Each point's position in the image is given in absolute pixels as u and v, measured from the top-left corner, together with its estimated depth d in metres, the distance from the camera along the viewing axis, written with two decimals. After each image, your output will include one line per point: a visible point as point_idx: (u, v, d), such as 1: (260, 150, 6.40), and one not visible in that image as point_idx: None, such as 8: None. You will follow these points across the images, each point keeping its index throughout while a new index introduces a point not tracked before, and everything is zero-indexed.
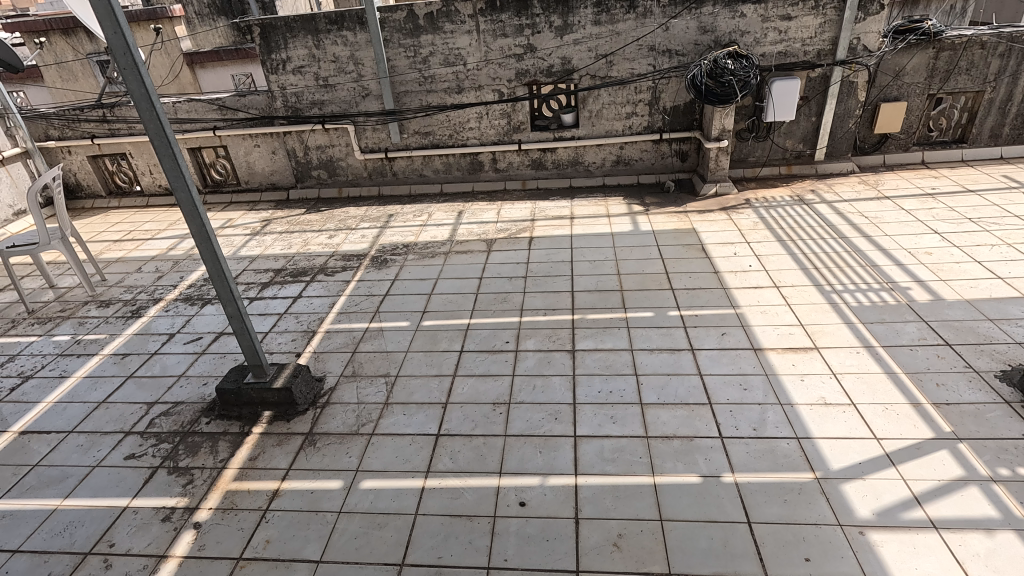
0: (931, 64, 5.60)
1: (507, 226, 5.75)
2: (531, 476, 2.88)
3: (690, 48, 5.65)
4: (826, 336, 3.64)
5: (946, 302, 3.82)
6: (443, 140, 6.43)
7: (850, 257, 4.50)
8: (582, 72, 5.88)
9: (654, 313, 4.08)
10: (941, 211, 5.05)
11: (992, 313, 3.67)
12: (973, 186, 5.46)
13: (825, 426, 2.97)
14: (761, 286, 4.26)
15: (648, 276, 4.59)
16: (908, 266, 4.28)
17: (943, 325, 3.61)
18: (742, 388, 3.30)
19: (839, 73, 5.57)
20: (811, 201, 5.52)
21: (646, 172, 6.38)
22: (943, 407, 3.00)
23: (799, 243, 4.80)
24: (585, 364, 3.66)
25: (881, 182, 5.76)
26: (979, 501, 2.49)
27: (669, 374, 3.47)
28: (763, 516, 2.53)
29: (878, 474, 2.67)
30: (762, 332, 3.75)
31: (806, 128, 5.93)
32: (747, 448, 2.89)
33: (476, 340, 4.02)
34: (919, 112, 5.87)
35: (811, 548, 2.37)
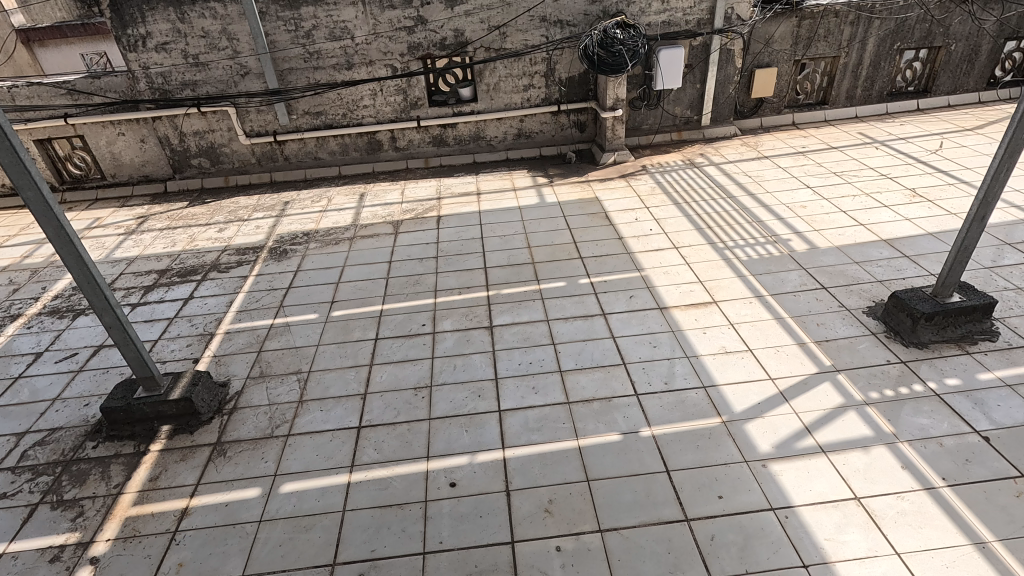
0: (795, 32, 6.05)
1: (413, 206, 5.60)
2: (459, 456, 2.87)
3: (580, 18, 5.71)
4: (723, 290, 3.91)
5: (821, 250, 4.23)
6: (337, 119, 6.09)
7: (738, 215, 4.84)
8: (476, 45, 5.77)
9: (566, 283, 4.17)
10: (811, 167, 5.55)
11: (858, 257, 4.12)
12: (835, 143, 6.06)
13: (727, 372, 3.21)
14: (662, 248, 4.48)
15: (557, 246, 4.67)
16: (787, 219, 4.69)
17: (819, 271, 4.00)
18: (652, 345, 3.48)
19: (717, 41, 5.89)
20: (701, 164, 5.86)
21: (547, 144, 6.46)
22: (823, 344, 3.35)
23: (693, 204, 5.09)
24: (503, 339, 3.68)
25: (760, 143, 6.23)
26: (856, 423, 2.83)
27: (584, 341, 3.58)
28: (680, 463, 2.70)
29: (774, 411, 2.94)
30: (666, 291, 3.96)
31: (692, 94, 6.25)
32: (661, 401, 3.07)
33: (391, 326, 3.91)
34: (788, 77, 6.37)
35: (723, 486, 2.58)
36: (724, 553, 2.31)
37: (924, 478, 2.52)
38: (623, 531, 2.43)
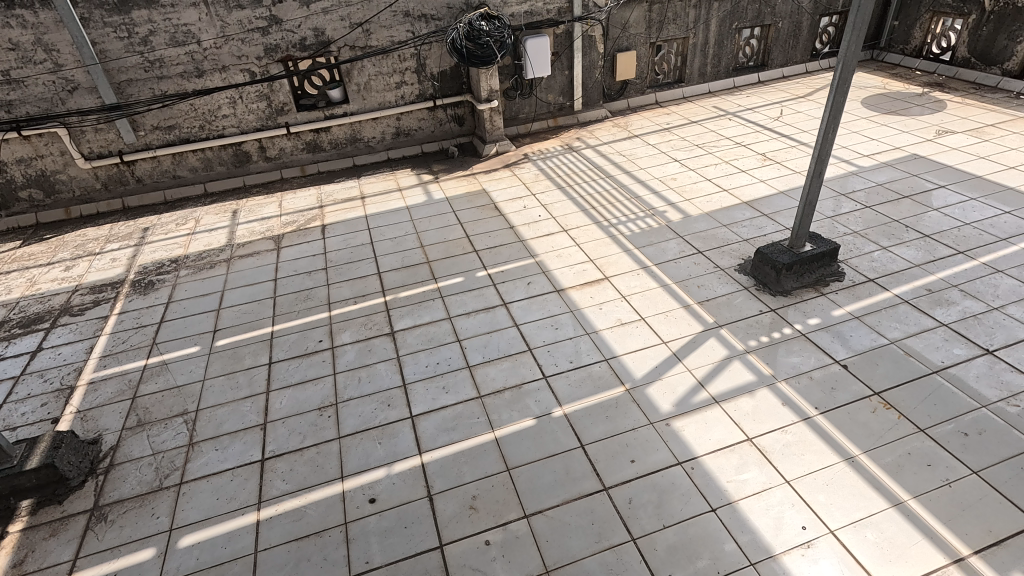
0: (647, 17, 6.43)
1: (294, 218, 5.28)
2: (375, 470, 2.77)
3: (444, 11, 5.66)
4: (613, 266, 4.10)
5: (693, 217, 4.57)
6: (193, 133, 5.57)
7: (617, 193, 5.09)
8: (339, 44, 5.53)
9: (464, 278, 4.16)
10: (676, 142, 5.98)
11: (725, 220, 4.50)
12: (694, 118, 6.56)
13: (625, 342, 3.38)
14: (552, 232, 4.61)
15: (450, 242, 4.64)
16: (661, 193, 5.01)
17: (694, 237, 4.32)
18: (554, 328, 3.57)
19: (578, 28, 6.13)
20: (579, 148, 6.10)
21: (428, 140, 6.37)
22: (705, 304, 3.63)
23: (576, 187, 5.28)
24: (406, 343, 3.60)
25: (630, 123, 6.59)
26: (740, 371, 3.10)
27: (489, 333, 3.59)
28: (592, 436, 2.81)
29: (671, 372, 3.14)
30: (560, 273, 4.08)
31: (562, 81, 6.46)
32: (568, 379, 3.16)
33: (285, 347, 3.67)
34: (646, 59, 6.77)
35: (634, 450, 2.72)
36: (642, 513, 2.44)
37: (800, 411, 2.82)
38: (548, 512, 2.49)
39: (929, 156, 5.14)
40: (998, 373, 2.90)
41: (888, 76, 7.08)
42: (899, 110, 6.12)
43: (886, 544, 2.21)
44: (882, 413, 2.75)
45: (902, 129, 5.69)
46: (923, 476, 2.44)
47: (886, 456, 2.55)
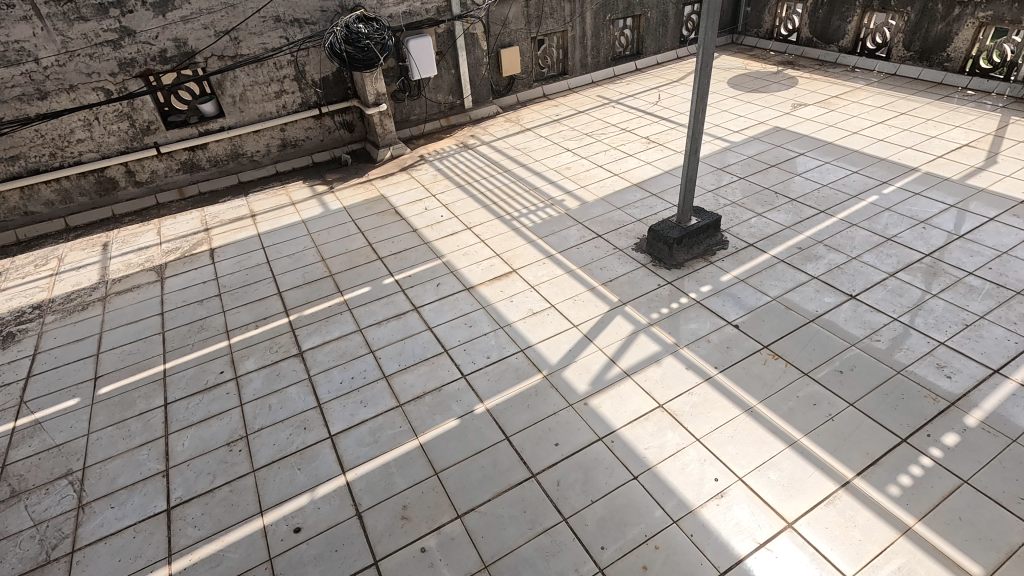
0: (525, 12, 6.56)
1: (177, 244, 4.88)
2: (297, 498, 2.65)
3: (318, 15, 5.44)
4: (518, 258, 4.17)
5: (590, 203, 4.76)
6: (44, 162, 4.97)
7: (516, 186, 5.18)
8: (205, 54, 5.16)
9: (371, 287, 4.05)
10: (566, 132, 6.18)
11: (619, 203, 4.72)
12: (581, 108, 6.81)
13: (537, 331, 3.46)
14: (456, 231, 4.60)
15: (353, 252, 4.50)
16: (558, 182, 5.16)
17: (592, 222, 4.49)
18: (467, 326, 3.57)
19: (459, 26, 6.14)
20: (474, 145, 6.13)
21: (318, 149, 6.13)
22: (609, 284, 3.79)
23: (475, 184, 5.31)
24: (317, 361, 3.45)
25: (521, 117, 6.72)
26: (647, 343, 3.27)
27: (402, 339, 3.53)
28: (516, 427, 2.85)
29: (584, 354, 3.25)
30: (468, 271, 4.09)
31: (450, 80, 6.45)
32: (487, 375, 3.18)
33: (181, 384, 3.39)
34: (529, 54, 6.92)
35: (557, 433, 2.79)
36: (571, 492, 2.51)
37: (703, 372, 3.03)
38: (481, 509, 2.50)
39: (788, 128, 5.68)
40: (862, 314, 3.27)
41: (748, 58, 7.73)
42: (760, 88, 6.70)
43: (786, 480, 2.44)
44: (771, 363, 3.03)
45: (764, 105, 6.24)
46: (810, 415, 2.72)
47: (779, 402, 2.80)
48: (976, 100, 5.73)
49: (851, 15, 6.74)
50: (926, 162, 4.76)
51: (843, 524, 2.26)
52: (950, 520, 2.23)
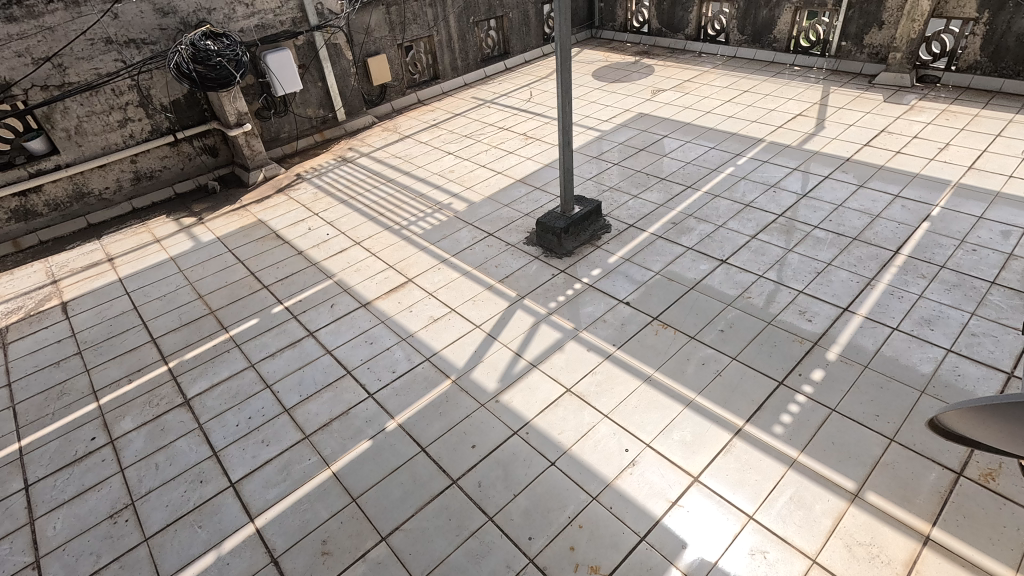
0: (388, 19, 6.46)
1: (19, 304, 4.27)
2: (202, 558, 2.42)
3: (157, 34, 5.00)
4: (413, 267, 4.11)
5: (477, 204, 4.80)
6: None
7: (402, 195, 5.10)
8: (24, 85, 4.54)
9: (258, 318, 3.80)
10: (446, 136, 6.18)
11: (506, 200, 4.80)
12: (457, 111, 6.84)
13: (441, 337, 3.43)
14: (344, 248, 4.44)
15: (233, 284, 4.19)
16: (443, 186, 5.15)
17: (482, 222, 4.54)
18: (369, 344, 3.46)
19: (320, 37, 5.91)
20: (353, 158, 5.95)
21: (179, 179, 5.64)
22: (505, 280, 3.85)
23: (359, 197, 5.15)
24: (206, 407, 3.18)
25: (398, 125, 6.62)
26: (548, 332, 3.36)
27: (300, 368, 3.35)
28: (431, 436, 2.81)
29: (489, 352, 3.28)
30: (363, 287, 3.96)
31: (318, 93, 6.20)
32: (395, 390, 3.11)
33: (44, 461, 2.98)
34: (398, 61, 6.83)
35: (473, 436, 2.79)
36: (493, 491, 2.52)
37: (603, 351, 3.17)
38: (405, 526, 2.43)
39: (651, 113, 6.09)
40: (734, 276, 3.59)
41: (608, 50, 8.18)
42: (622, 78, 7.12)
43: (688, 439, 2.62)
44: (662, 333, 3.23)
45: (627, 94, 6.64)
46: (702, 374, 2.94)
47: (674, 367, 3.00)
48: (802, 74, 6.47)
49: (690, 6, 7.37)
50: (769, 133, 5.31)
51: (740, 469, 2.47)
52: (825, 446, 2.51)
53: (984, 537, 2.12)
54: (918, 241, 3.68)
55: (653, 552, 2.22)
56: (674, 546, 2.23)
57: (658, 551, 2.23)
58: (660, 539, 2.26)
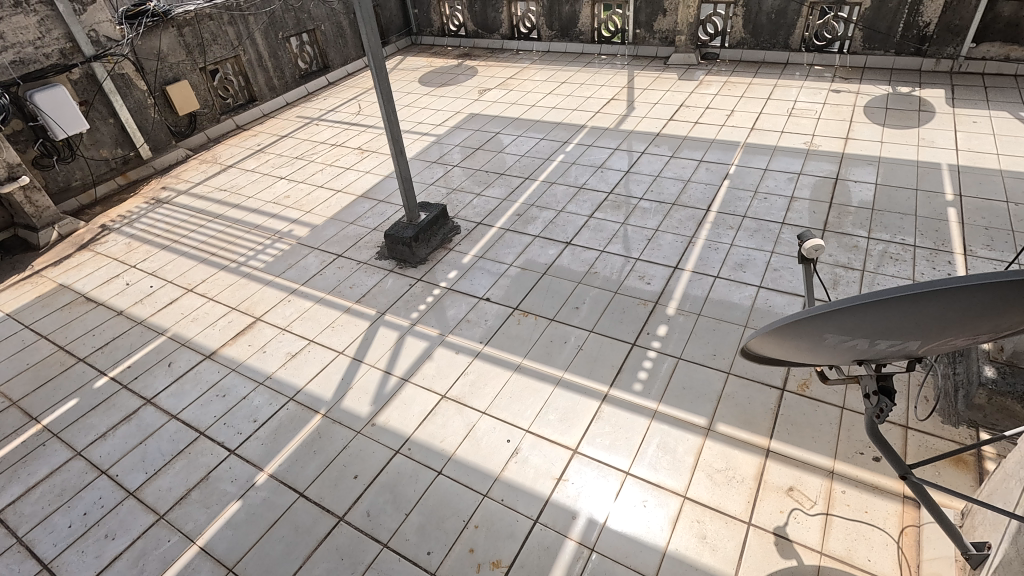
0: (182, 42, 5.87)
1: None
2: None
3: None
4: (259, 304, 3.81)
5: (320, 226, 4.57)
6: None
7: (234, 230, 4.69)
8: None
9: (78, 398, 3.26)
10: (274, 160, 5.80)
11: (350, 218, 4.64)
12: (283, 132, 6.45)
13: (302, 372, 3.23)
14: (174, 299, 3.98)
15: (38, 365, 3.55)
16: (279, 214, 4.83)
17: (328, 244, 4.34)
18: (221, 397, 3.14)
19: (101, 68, 5.19)
20: (169, 198, 5.34)
21: None
22: (363, 299, 3.73)
23: (183, 240, 4.65)
24: (25, 515, 2.67)
25: (218, 155, 6.08)
26: (414, 343, 3.32)
27: (141, 442, 2.94)
28: (308, 478, 2.64)
29: (356, 376, 3.15)
30: (204, 337, 3.58)
31: (111, 131, 5.46)
32: (259, 439, 2.87)
33: None
34: (204, 86, 6.25)
35: (353, 466, 2.67)
36: (384, 516, 2.44)
37: (471, 350, 3.21)
38: None
39: (481, 112, 6.26)
40: (579, 255, 3.83)
41: (430, 55, 8.23)
42: (448, 82, 7.22)
43: (562, 415, 2.75)
44: (524, 321, 3.35)
45: (455, 96, 6.75)
46: (565, 352, 3.10)
47: (540, 351, 3.13)
48: (609, 62, 7.06)
49: (500, 6, 7.69)
50: (589, 118, 5.73)
51: (612, 430, 2.65)
52: (679, 392, 2.78)
53: (809, 437, 2.50)
54: (723, 197, 4.21)
55: (548, 531, 2.30)
56: (565, 520, 2.33)
57: (552, 528, 2.31)
58: (552, 517, 2.35)
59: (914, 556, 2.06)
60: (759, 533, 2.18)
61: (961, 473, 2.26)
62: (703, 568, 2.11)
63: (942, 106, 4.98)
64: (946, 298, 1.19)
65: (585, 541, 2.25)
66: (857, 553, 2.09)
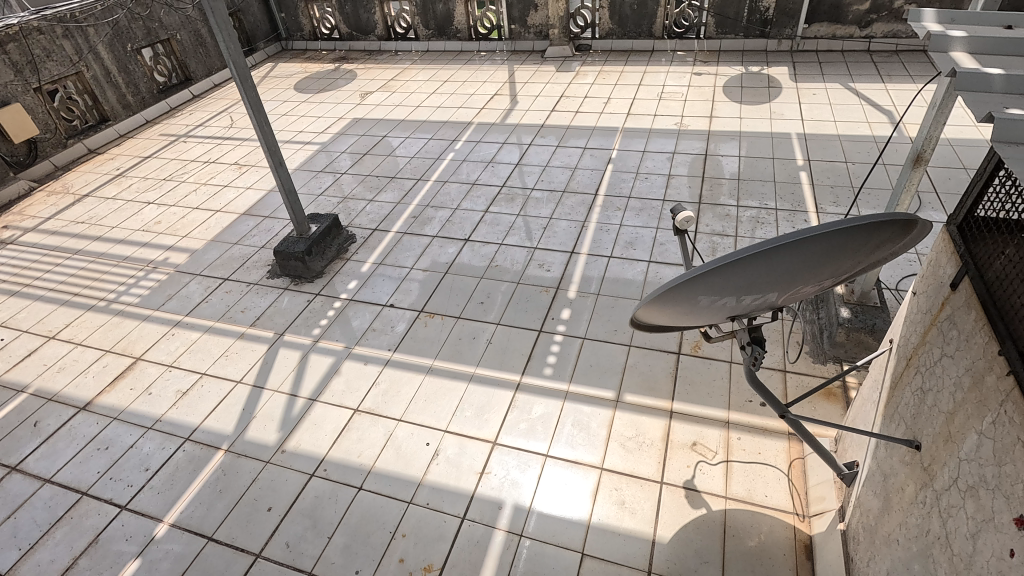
0: (7, 60, 5.17)
1: None
2: None
3: None
4: (138, 343, 3.47)
5: (201, 250, 4.25)
6: None
7: (98, 265, 4.23)
8: None
9: None
10: (139, 184, 5.29)
11: (233, 238, 4.35)
12: (146, 152, 5.90)
13: (197, 409, 2.99)
14: (33, 349, 3.52)
15: None
16: (151, 242, 4.42)
17: (212, 268, 4.04)
18: (103, 450, 2.84)
19: None
20: (13, 237, 4.70)
21: None
22: (257, 323, 3.51)
23: (37, 282, 4.12)
24: None
25: (69, 184, 5.44)
26: (319, 360, 3.18)
27: (10, 516, 2.59)
28: (216, 520, 2.46)
29: (259, 404, 2.97)
30: (75, 387, 3.21)
31: None
32: (155, 488, 2.62)
33: None
34: (42, 108, 5.54)
35: (266, 498, 2.52)
36: (305, 543, 2.33)
37: (380, 359, 3.14)
38: None
39: (365, 116, 6.09)
40: (479, 250, 3.85)
41: (304, 61, 7.88)
42: (326, 87, 6.95)
43: (479, 410, 2.77)
44: (431, 322, 3.32)
45: (336, 102, 6.52)
46: (475, 348, 3.11)
47: (450, 350, 3.12)
48: (489, 58, 7.15)
49: (371, 7, 7.53)
50: (475, 115, 5.77)
51: (528, 417, 2.71)
52: (587, 370, 2.89)
53: (706, 394, 2.70)
54: (609, 181, 4.42)
55: (476, 526, 2.31)
56: (492, 512, 2.35)
57: (480, 523, 2.32)
58: (479, 512, 2.36)
59: (802, 485, 2.30)
60: (671, 490, 2.33)
61: (832, 404, 2.55)
62: (625, 532, 2.22)
63: (786, 82, 5.54)
64: (798, 248, 1.33)
65: (513, 529, 2.28)
66: (756, 492, 2.29)
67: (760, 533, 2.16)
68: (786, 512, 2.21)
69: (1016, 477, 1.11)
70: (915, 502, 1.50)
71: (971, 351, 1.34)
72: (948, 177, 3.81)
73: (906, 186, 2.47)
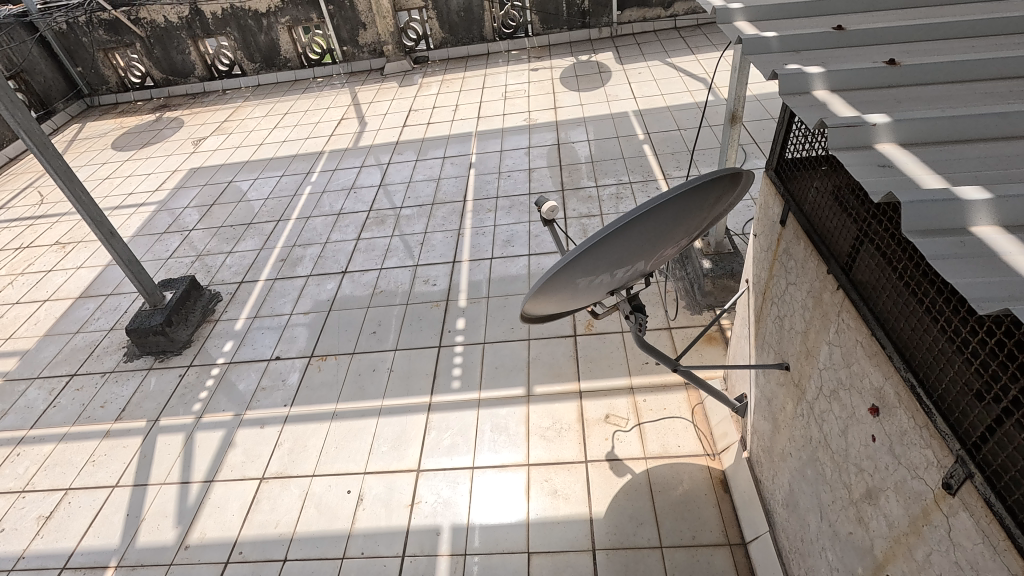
0: None
1: None
2: None
3: None
4: None
5: (34, 349, 3.66)
6: None
7: None
8: None
9: None
10: None
11: (72, 327, 3.80)
12: None
13: (69, 530, 2.58)
14: None
15: None
16: None
17: (53, 366, 3.50)
18: None
19: None
20: None
21: None
22: (123, 415, 3.10)
23: None
24: None
25: None
26: (208, 436, 2.89)
27: None
28: None
29: (146, 503, 2.63)
30: None
31: None
32: None
33: None
34: None
35: None
36: None
37: (278, 417, 2.92)
38: None
39: (203, 164, 5.62)
40: (359, 280, 3.72)
41: (117, 115, 7.08)
42: (151, 140, 6.31)
43: (395, 442, 2.68)
44: (324, 365, 3.15)
45: (165, 154, 5.94)
46: (377, 379, 3.00)
47: (351, 389, 2.99)
48: (327, 82, 6.93)
49: (184, 46, 6.95)
50: (325, 143, 5.56)
51: (446, 435, 2.67)
52: (493, 373, 2.91)
53: (607, 367, 2.84)
54: (474, 184, 4.49)
55: (418, 559, 2.23)
56: (432, 540, 2.28)
57: (420, 555, 2.25)
58: (418, 544, 2.28)
59: (707, 428, 2.50)
60: (596, 465, 2.43)
61: (715, 347, 2.81)
62: (564, 519, 2.27)
63: (614, 66, 5.98)
64: (661, 203, 1.41)
65: (456, 550, 2.24)
66: (670, 445, 2.45)
67: (683, 482, 2.31)
68: (699, 456, 2.40)
69: (863, 373, 1.29)
70: (796, 417, 1.69)
71: (808, 275, 1.53)
72: (762, 128, 4.34)
73: (730, 143, 2.77)
